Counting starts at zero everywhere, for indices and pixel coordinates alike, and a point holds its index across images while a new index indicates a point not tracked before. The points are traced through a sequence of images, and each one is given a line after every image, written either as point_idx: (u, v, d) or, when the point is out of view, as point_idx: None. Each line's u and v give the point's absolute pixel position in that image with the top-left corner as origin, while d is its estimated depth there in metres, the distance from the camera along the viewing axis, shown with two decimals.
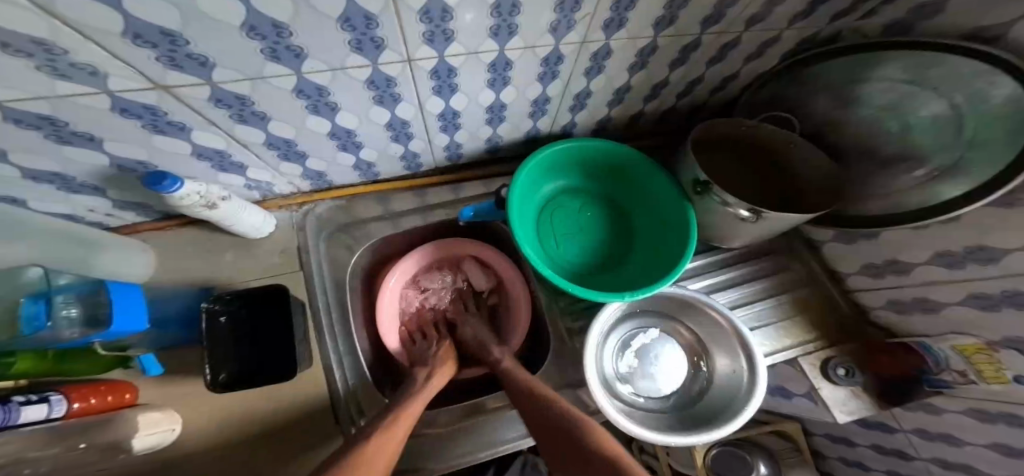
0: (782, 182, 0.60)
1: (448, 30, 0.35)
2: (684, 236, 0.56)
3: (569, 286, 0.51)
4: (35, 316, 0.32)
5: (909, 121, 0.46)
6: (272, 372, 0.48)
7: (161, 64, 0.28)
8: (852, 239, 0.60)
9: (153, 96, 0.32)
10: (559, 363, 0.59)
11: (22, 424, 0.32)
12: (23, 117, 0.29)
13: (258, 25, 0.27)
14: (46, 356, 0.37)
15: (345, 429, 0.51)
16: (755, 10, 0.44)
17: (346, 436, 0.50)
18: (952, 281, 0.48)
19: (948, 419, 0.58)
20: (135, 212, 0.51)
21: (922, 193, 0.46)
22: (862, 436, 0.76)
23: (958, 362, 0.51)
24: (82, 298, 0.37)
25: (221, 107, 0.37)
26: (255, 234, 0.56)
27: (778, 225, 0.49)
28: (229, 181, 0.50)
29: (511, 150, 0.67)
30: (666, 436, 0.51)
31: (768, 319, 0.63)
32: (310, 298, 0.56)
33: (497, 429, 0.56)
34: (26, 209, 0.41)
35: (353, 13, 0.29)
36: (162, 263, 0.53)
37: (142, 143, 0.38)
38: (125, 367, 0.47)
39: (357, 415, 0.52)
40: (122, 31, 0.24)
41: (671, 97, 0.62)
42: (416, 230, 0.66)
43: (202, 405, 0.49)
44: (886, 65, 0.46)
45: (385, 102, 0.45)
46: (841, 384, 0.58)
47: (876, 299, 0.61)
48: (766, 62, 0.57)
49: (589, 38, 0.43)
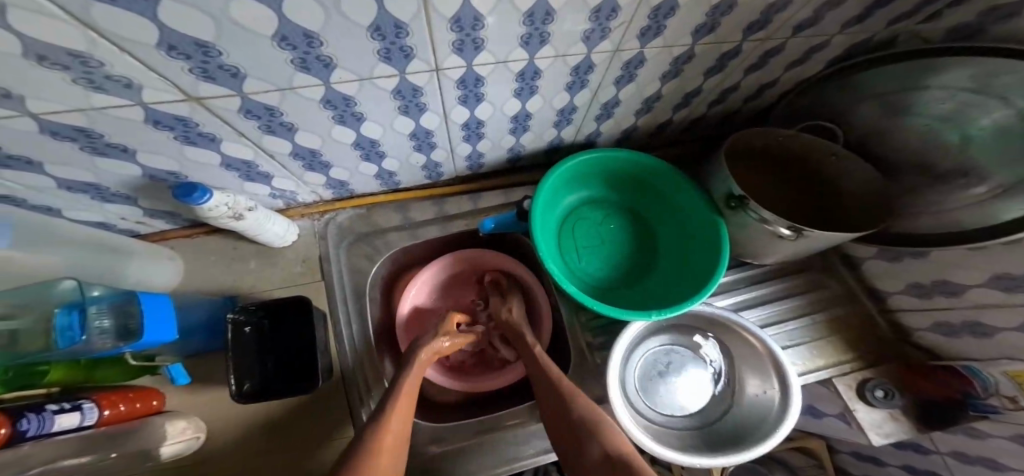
0: (822, 197, 0.57)
1: (479, 39, 0.34)
2: (715, 253, 0.54)
3: (593, 304, 0.50)
4: (68, 327, 0.32)
5: (970, 131, 0.43)
6: (292, 383, 0.47)
7: (194, 76, 0.28)
8: (896, 257, 0.57)
9: (186, 109, 0.32)
10: (579, 378, 0.58)
11: (56, 432, 0.33)
12: (61, 129, 0.29)
13: (289, 35, 0.26)
14: (79, 364, 0.39)
15: (356, 415, 0.51)
16: (803, 17, 0.41)
17: (357, 423, 0.51)
18: (1009, 304, 0.45)
19: (992, 444, 0.55)
20: (164, 220, 0.51)
21: (984, 210, 0.44)
22: (893, 456, 0.72)
23: (1010, 388, 0.48)
24: (113, 307, 0.36)
25: (250, 118, 0.36)
26: (279, 243, 0.56)
27: (819, 243, 0.46)
28: (255, 191, 0.50)
29: (534, 159, 0.65)
30: (691, 458, 0.49)
31: (800, 339, 0.60)
32: (331, 308, 0.56)
33: (512, 445, 0.55)
34: (59, 217, 0.42)
35: (383, 21, 0.28)
36: (188, 270, 0.54)
37: (174, 155, 0.38)
38: (153, 375, 0.48)
39: (366, 394, 0.53)
40: (157, 42, 0.23)
41: (703, 106, 0.59)
42: (434, 241, 0.65)
43: (223, 413, 0.49)
44: (943, 74, 0.43)
45: (411, 112, 0.44)
46: (879, 407, 0.55)
47: (920, 320, 0.58)
48: (807, 69, 0.54)
49: (624, 47, 0.41)
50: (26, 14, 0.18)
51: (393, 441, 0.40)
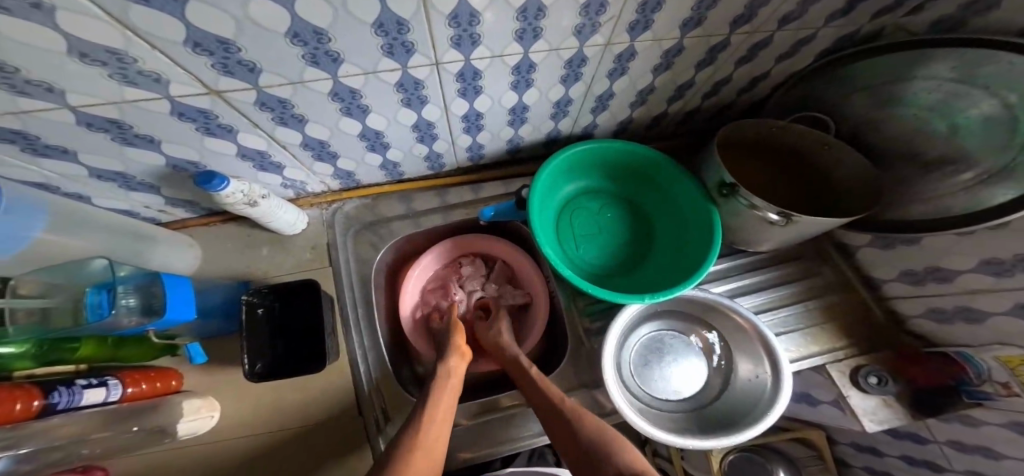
0: (814, 186, 0.58)
1: (476, 34, 0.36)
2: (709, 241, 0.55)
3: (588, 288, 0.51)
4: (98, 305, 0.34)
5: (957, 120, 0.44)
6: (302, 363, 0.50)
7: (215, 71, 0.30)
8: (889, 244, 0.58)
9: (207, 101, 0.34)
10: (576, 363, 0.60)
11: (85, 406, 0.35)
12: (95, 121, 0.32)
13: (301, 32, 0.29)
14: (106, 343, 0.41)
15: (372, 444, 0.52)
16: (789, 10, 0.43)
17: (375, 452, 0.52)
18: (997, 289, 0.46)
19: (986, 431, 0.54)
20: (184, 208, 0.54)
21: (969, 197, 0.45)
22: (890, 445, 0.71)
23: (1002, 373, 0.48)
24: (139, 287, 0.39)
25: (264, 110, 0.39)
26: (290, 231, 0.59)
27: (806, 229, 0.48)
28: (268, 180, 0.53)
29: (531, 150, 0.67)
30: (685, 440, 0.50)
31: (794, 325, 0.61)
32: (339, 293, 0.58)
33: (514, 426, 0.57)
34: (88, 204, 0.45)
35: (387, 18, 0.30)
36: (206, 256, 0.57)
37: (195, 145, 0.40)
38: (171, 355, 0.52)
39: (383, 422, 0.53)
40: (184, 40, 0.25)
41: (697, 98, 0.61)
42: (436, 229, 0.67)
43: (237, 392, 0.53)
44: (931, 65, 0.44)
45: (413, 104, 0.46)
46: (872, 393, 0.56)
47: (915, 307, 0.59)
48: (797, 62, 0.56)
49: (615, 40, 0.43)
50: (73, 15, 0.20)
51: (447, 397, 0.47)
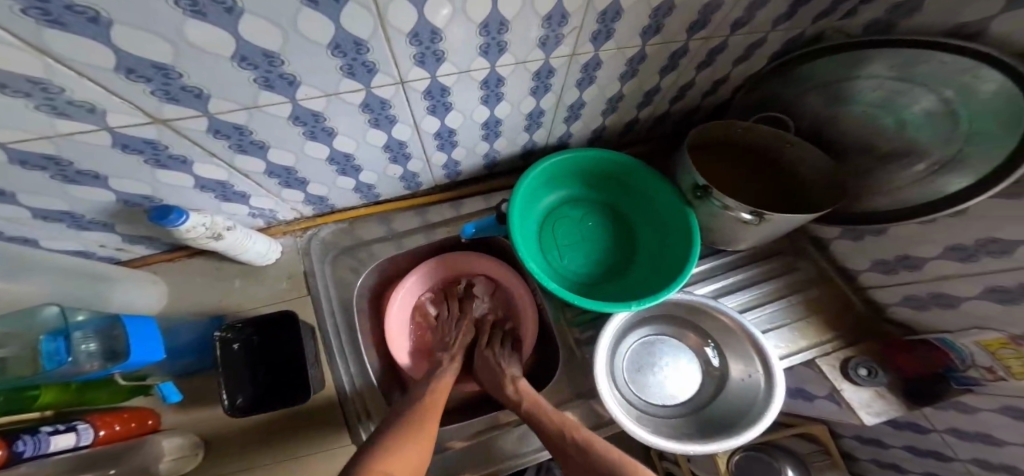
0: (786, 182, 0.59)
1: (439, 51, 0.36)
2: (689, 244, 0.55)
3: (574, 298, 0.51)
4: (55, 352, 0.33)
5: (904, 116, 0.45)
6: (282, 398, 0.49)
7: (157, 98, 0.30)
8: (859, 236, 0.59)
9: (153, 131, 0.34)
10: (569, 374, 0.59)
11: (53, 452, 0.34)
12: (30, 158, 0.31)
13: (249, 55, 0.28)
14: (69, 387, 0.40)
15: (354, 433, 0.53)
16: (739, 14, 0.44)
17: (357, 441, 0.52)
18: (966, 275, 0.46)
19: (982, 417, 0.53)
20: (144, 244, 0.53)
21: (921, 187, 0.46)
22: (894, 437, 0.70)
23: (984, 358, 0.47)
24: (98, 332, 0.38)
25: (220, 138, 0.38)
26: (261, 261, 0.58)
27: (780, 226, 0.48)
28: (234, 210, 0.53)
29: (507, 164, 0.68)
30: (682, 445, 0.49)
31: (781, 321, 0.61)
32: (319, 320, 0.58)
33: (511, 444, 0.56)
34: (37, 247, 0.44)
35: (343, 39, 0.30)
36: (171, 292, 0.56)
37: (145, 179, 0.40)
38: (144, 395, 0.50)
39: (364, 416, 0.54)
40: (116, 66, 0.25)
41: (664, 103, 0.62)
42: (419, 249, 0.67)
43: (218, 430, 0.51)
44: (873, 64, 0.45)
45: (381, 124, 0.46)
46: (864, 385, 0.56)
47: (891, 296, 0.59)
48: (752, 66, 0.57)
49: (580, 50, 0.43)
50: None
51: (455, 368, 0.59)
